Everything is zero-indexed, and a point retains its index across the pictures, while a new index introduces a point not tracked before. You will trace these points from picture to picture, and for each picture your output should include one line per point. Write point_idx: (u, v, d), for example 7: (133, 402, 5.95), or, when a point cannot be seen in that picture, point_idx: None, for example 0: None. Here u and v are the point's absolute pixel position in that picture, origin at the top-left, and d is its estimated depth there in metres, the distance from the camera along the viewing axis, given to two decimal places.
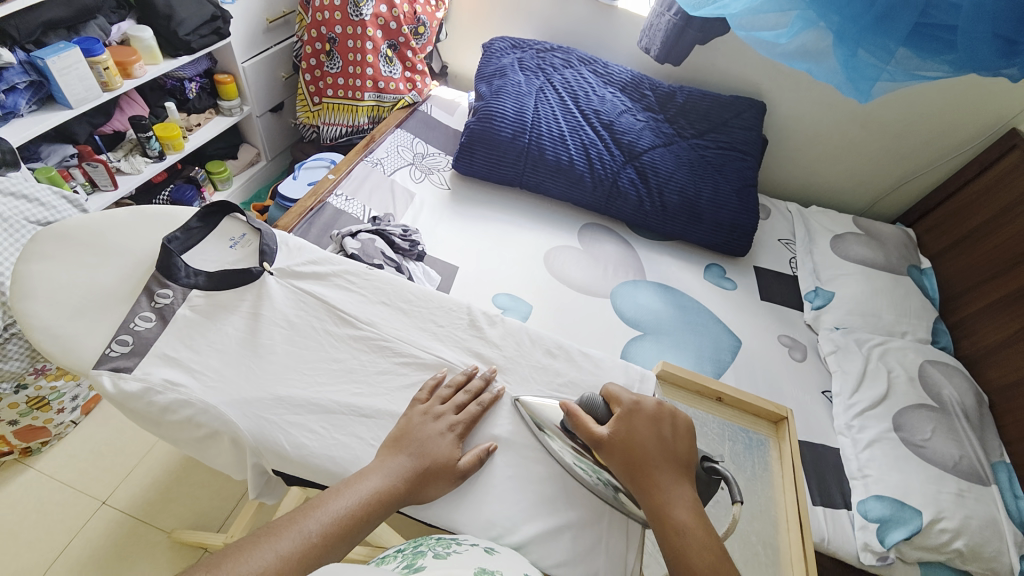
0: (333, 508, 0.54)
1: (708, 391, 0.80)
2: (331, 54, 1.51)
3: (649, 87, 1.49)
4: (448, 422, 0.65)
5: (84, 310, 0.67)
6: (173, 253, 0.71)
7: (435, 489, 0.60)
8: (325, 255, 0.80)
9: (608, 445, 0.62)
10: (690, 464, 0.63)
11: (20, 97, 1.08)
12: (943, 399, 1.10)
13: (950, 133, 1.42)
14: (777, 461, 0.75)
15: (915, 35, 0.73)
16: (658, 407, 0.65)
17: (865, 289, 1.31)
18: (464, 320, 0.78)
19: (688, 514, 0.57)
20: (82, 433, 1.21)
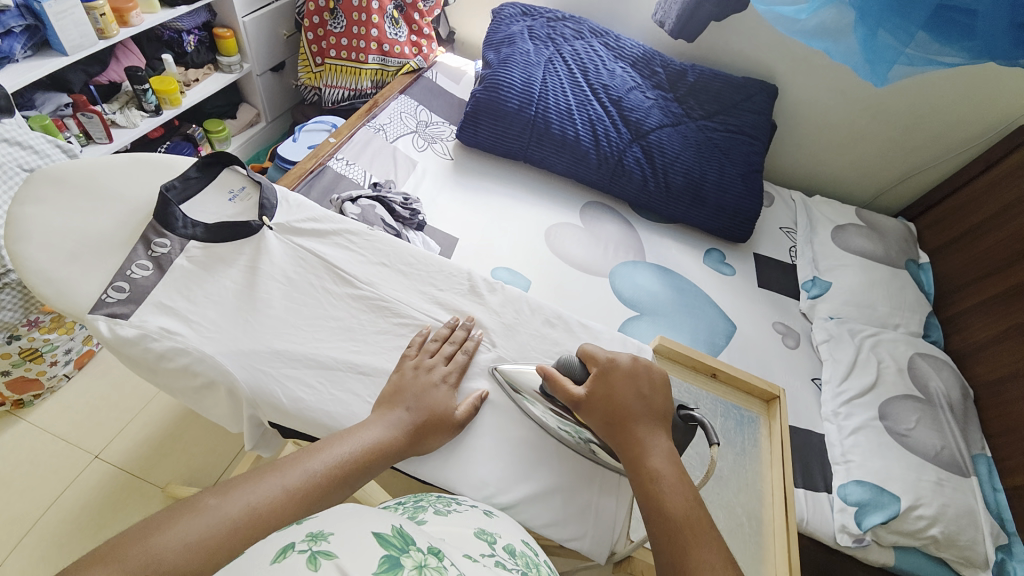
0: (337, 452, 0.56)
1: (703, 366, 0.81)
2: (335, 13, 1.46)
3: (660, 64, 1.46)
4: (442, 374, 0.66)
5: (80, 255, 0.66)
6: (171, 203, 0.70)
7: (438, 439, 0.62)
8: (326, 213, 0.79)
9: (587, 403, 0.63)
10: (668, 417, 0.63)
11: (14, 42, 1.03)
12: (929, 392, 1.12)
13: (959, 127, 1.41)
14: (766, 437, 0.76)
15: (936, 19, 0.70)
16: (633, 362, 0.66)
17: (862, 280, 1.32)
18: (464, 285, 0.78)
19: (663, 462, 0.58)
20: (76, 388, 1.22)
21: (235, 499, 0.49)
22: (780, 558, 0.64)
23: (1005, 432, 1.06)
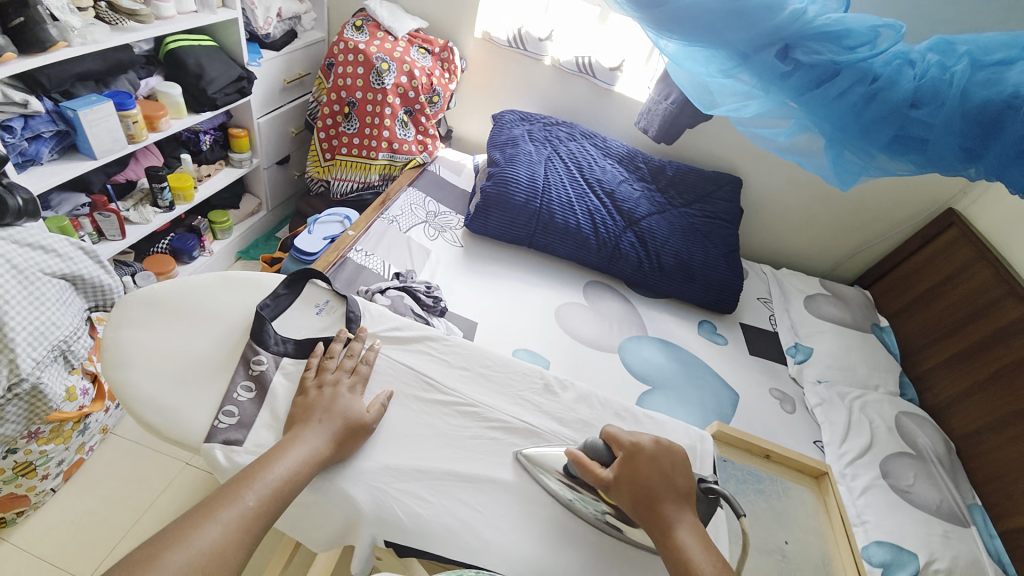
0: (269, 477, 0.57)
1: (756, 449, 0.93)
2: (349, 116, 1.59)
3: (642, 160, 1.66)
4: (347, 384, 0.70)
5: (184, 379, 0.69)
6: (266, 321, 0.74)
7: (354, 444, 0.66)
8: (408, 322, 0.83)
9: (615, 485, 0.64)
10: (691, 494, 0.65)
11: (43, 145, 1.03)
12: (919, 448, 1.22)
13: (896, 210, 1.66)
14: (823, 513, 0.88)
15: (895, 143, 0.86)
16: (656, 444, 0.67)
17: (839, 346, 1.46)
18: (540, 385, 0.81)
19: (693, 539, 0.60)
20: (60, 503, 1.11)
21: (192, 546, 0.48)
22: None
23: (988, 481, 1.16)
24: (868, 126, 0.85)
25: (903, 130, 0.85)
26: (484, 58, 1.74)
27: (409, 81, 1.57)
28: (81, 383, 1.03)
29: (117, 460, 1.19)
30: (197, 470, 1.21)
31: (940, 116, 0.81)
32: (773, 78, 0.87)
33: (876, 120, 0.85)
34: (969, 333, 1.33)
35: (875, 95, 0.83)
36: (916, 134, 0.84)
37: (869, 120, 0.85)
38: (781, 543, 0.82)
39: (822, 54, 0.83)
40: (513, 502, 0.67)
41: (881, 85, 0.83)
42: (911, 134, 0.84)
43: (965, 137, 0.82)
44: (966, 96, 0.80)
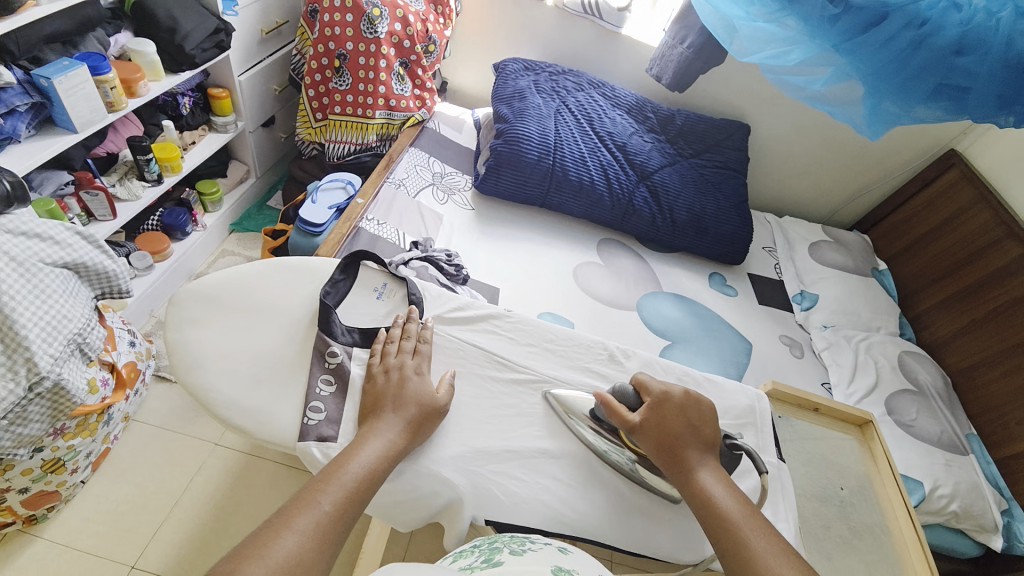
0: (343, 478, 0.55)
1: (808, 403, 0.95)
2: (340, 71, 1.46)
3: (651, 110, 1.60)
4: (412, 366, 0.70)
5: (261, 379, 0.70)
6: (331, 310, 0.75)
7: (429, 429, 0.66)
8: (470, 301, 0.84)
9: (640, 430, 0.67)
10: (715, 444, 0.68)
11: (20, 121, 0.94)
12: (920, 384, 1.31)
13: (898, 152, 1.65)
14: (871, 458, 0.92)
15: (936, 93, 0.86)
16: (684, 394, 0.69)
17: (844, 290, 1.49)
18: (605, 354, 0.83)
19: (719, 486, 0.62)
20: (94, 493, 1.10)
21: (267, 556, 0.44)
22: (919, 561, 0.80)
23: (984, 411, 1.27)
24: (912, 77, 0.85)
25: (945, 81, 0.84)
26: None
27: (404, 28, 1.45)
28: (100, 374, 1.00)
29: (143, 447, 1.18)
30: (228, 451, 1.21)
31: (984, 66, 0.81)
32: (819, 22, 0.87)
33: (920, 70, 0.84)
34: (968, 274, 1.38)
35: (921, 42, 0.82)
36: (958, 83, 0.84)
37: (912, 72, 0.85)
38: (838, 489, 0.88)
39: None
40: (587, 472, 0.70)
41: (929, 30, 0.81)
42: (954, 82, 0.84)
43: (1005, 86, 0.82)
44: (1011, 44, 0.79)
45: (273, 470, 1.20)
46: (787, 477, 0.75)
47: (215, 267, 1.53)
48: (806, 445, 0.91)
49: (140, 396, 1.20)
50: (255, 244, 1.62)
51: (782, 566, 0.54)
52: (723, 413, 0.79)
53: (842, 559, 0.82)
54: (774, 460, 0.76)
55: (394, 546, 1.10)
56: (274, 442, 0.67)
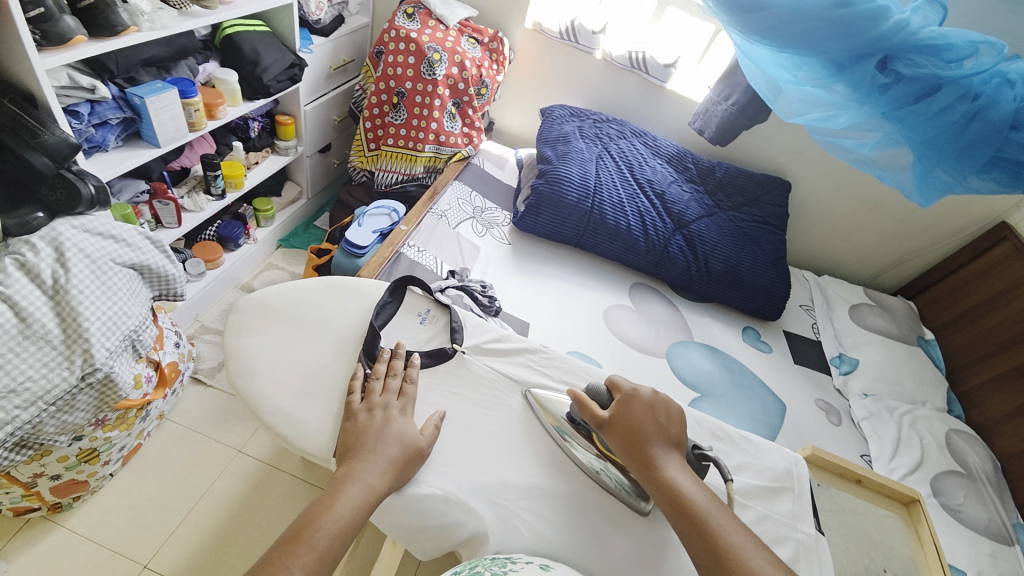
0: (315, 536, 0.52)
1: (849, 473, 0.91)
2: (398, 107, 1.57)
3: (691, 161, 1.63)
4: (396, 408, 0.68)
5: (306, 391, 0.73)
6: (377, 334, 0.77)
7: (410, 472, 0.64)
8: (508, 333, 0.86)
9: (610, 425, 0.69)
10: (681, 443, 0.69)
11: (109, 132, 1.03)
12: (969, 466, 1.22)
13: (946, 221, 1.61)
14: (917, 542, 0.86)
15: (990, 165, 0.87)
16: (653, 395, 0.72)
17: (886, 357, 1.42)
18: None
19: (685, 479, 0.64)
20: (119, 487, 1.13)
21: None
22: None
23: None
24: (966, 147, 0.85)
25: (1000, 153, 0.85)
26: (533, 50, 1.70)
27: (460, 72, 1.54)
28: (146, 370, 1.05)
29: (171, 446, 1.21)
30: (249, 460, 1.23)
31: None
32: (869, 90, 0.87)
33: (974, 141, 0.84)
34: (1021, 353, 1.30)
35: (976, 114, 0.82)
36: (1013, 157, 0.85)
37: (966, 142, 0.85)
38: (880, 571, 0.81)
39: (925, 67, 0.83)
40: (610, 518, 0.68)
41: (983, 104, 0.82)
42: (1008, 156, 0.85)
43: None
44: None
45: (289, 484, 1.21)
46: (825, 550, 0.71)
47: (260, 278, 1.61)
48: (846, 519, 0.86)
49: (176, 395, 1.25)
50: (299, 260, 1.70)
51: (760, 560, 0.56)
52: (758, 474, 0.76)
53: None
54: (811, 530, 0.72)
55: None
56: (307, 453, 0.68)
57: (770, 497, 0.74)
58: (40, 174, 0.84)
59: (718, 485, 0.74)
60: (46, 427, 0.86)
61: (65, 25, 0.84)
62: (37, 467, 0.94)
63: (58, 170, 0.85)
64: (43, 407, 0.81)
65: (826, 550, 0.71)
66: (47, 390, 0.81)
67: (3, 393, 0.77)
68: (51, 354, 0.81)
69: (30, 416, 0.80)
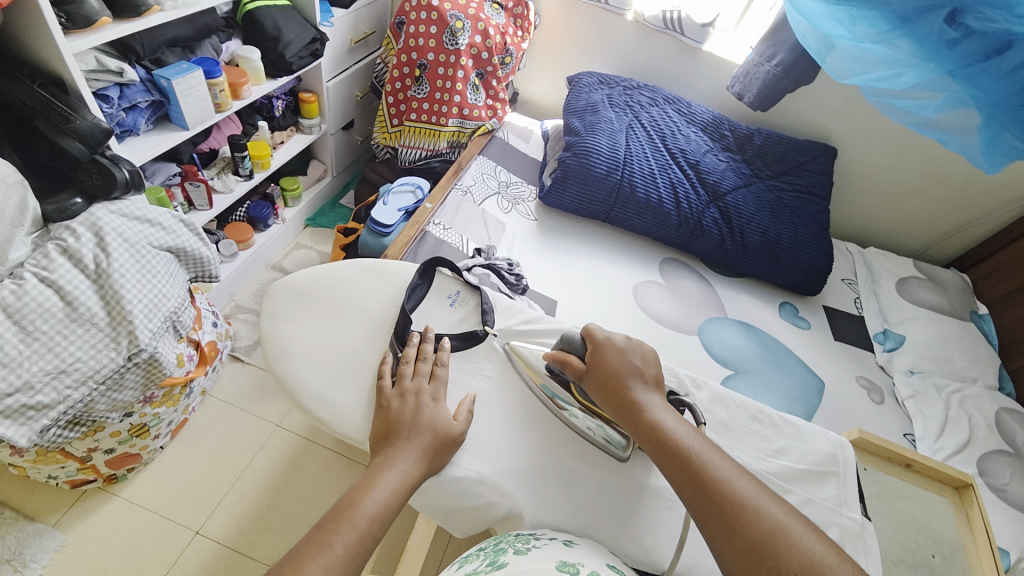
0: (356, 517, 0.53)
1: (899, 458, 0.88)
2: (420, 80, 1.53)
3: (728, 128, 1.54)
4: (429, 394, 0.68)
5: (341, 374, 0.74)
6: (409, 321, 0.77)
7: (445, 459, 0.64)
8: (539, 315, 0.84)
9: (587, 375, 0.69)
10: (660, 383, 0.68)
11: (139, 116, 1.04)
12: (1019, 447, 1.15)
13: (1013, 185, 1.47)
14: (967, 526, 0.83)
15: None
16: (625, 339, 0.70)
17: (935, 333, 1.34)
18: (673, 382, 0.79)
19: (666, 417, 0.62)
20: (168, 459, 1.19)
21: None
22: None
23: None
24: None
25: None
26: (559, 13, 1.62)
27: (483, 40, 1.48)
28: (187, 350, 1.09)
29: (213, 421, 1.27)
30: (287, 434, 1.28)
31: None
32: (936, 46, 0.79)
33: None
34: None
35: None
36: None
37: None
38: (930, 557, 0.79)
39: (997, 23, 0.72)
40: (642, 500, 0.67)
41: None
42: None
43: None
44: None
45: (326, 458, 1.25)
46: (872, 536, 0.68)
47: (290, 258, 1.64)
48: (893, 505, 0.83)
49: (216, 372, 1.30)
50: (326, 240, 1.72)
51: (750, 491, 0.55)
52: (801, 458, 0.74)
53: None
54: (857, 516, 0.69)
55: (435, 549, 1.11)
56: (345, 434, 0.70)
57: (813, 481, 0.72)
58: (75, 159, 0.86)
59: (759, 472, 0.72)
60: (98, 405, 0.90)
61: (90, 7, 0.83)
62: (92, 442, 1.00)
63: (92, 154, 0.86)
64: (92, 386, 0.85)
65: (873, 537, 0.68)
66: (96, 370, 0.84)
67: (55, 373, 0.80)
68: (97, 336, 0.84)
69: (81, 395, 0.84)
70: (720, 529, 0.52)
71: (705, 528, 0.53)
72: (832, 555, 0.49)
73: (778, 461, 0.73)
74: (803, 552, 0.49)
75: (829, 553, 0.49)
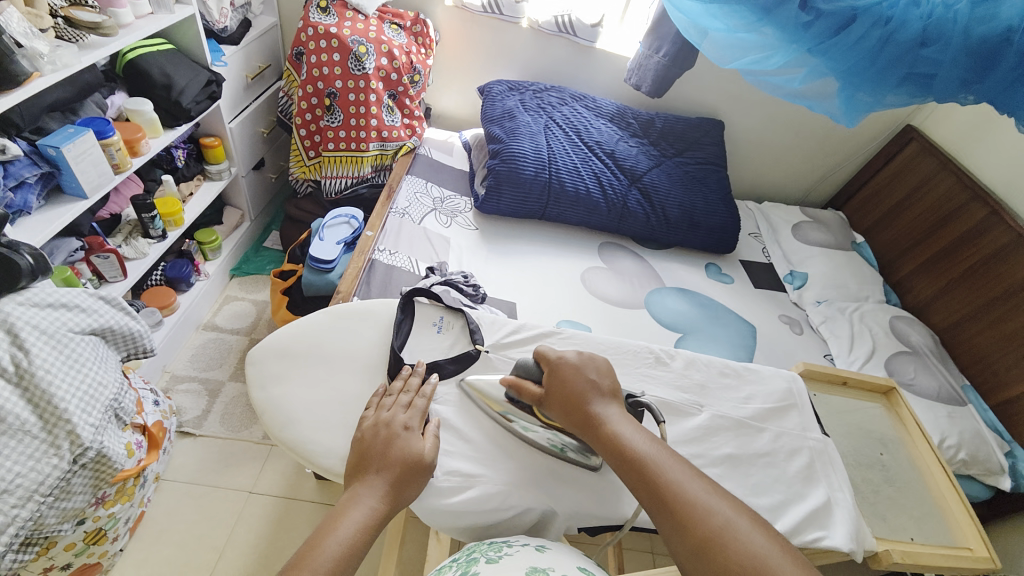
0: (317, 561, 0.51)
1: (836, 378, 1.03)
2: (331, 108, 1.49)
3: (632, 116, 1.68)
4: (403, 420, 0.66)
5: (341, 423, 0.72)
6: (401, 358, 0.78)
7: (414, 488, 0.61)
8: (521, 323, 0.88)
9: (547, 399, 0.70)
10: (618, 393, 0.70)
11: (29, 193, 0.92)
12: (914, 344, 1.39)
13: (863, 132, 1.76)
14: (899, 420, 1.00)
15: (906, 82, 0.96)
16: (579, 356, 0.72)
17: (831, 266, 1.57)
18: (650, 357, 0.87)
19: (624, 427, 0.65)
20: (133, 560, 1.07)
21: None
22: (960, 513, 0.89)
23: (973, 363, 1.36)
24: (881, 70, 0.95)
25: (913, 70, 0.94)
26: (457, 27, 1.66)
27: (390, 62, 1.48)
28: (134, 437, 0.99)
29: (177, 506, 1.16)
30: (265, 497, 1.20)
31: (947, 54, 0.90)
32: (794, 29, 0.95)
33: (890, 62, 0.94)
34: (948, 233, 1.47)
35: (888, 38, 0.92)
36: (924, 72, 0.94)
37: (882, 65, 0.95)
38: (878, 455, 0.94)
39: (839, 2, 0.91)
40: None
41: (893, 28, 0.91)
42: (919, 72, 0.94)
43: (966, 73, 0.92)
44: (967, 33, 0.88)
45: (312, 512, 1.20)
46: (834, 449, 0.81)
47: (223, 314, 1.53)
48: (842, 418, 0.98)
49: (167, 453, 1.19)
50: (260, 288, 1.62)
51: (700, 492, 0.58)
52: (766, 396, 0.86)
53: (896, 518, 0.87)
54: (819, 436, 0.82)
55: None
56: None
57: (779, 415, 0.84)
58: None
59: (738, 418, 0.82)
60: (46, 520, 0.80)
61: None
62: (45, 561, 0.89)
63: None
64: (41, 499, 0.75)
65: (833, 450, 0.82)
66: (40, 482, 0.74)
67: None
68: (34, 444, 0.75)
69: (31, 512, 0.74)
70: (676, 534, 0.56)
71: (665, 533, 0.57)
72: (774, 548, 0.53)
73: (749, 405, 0.84)
74: (749, 543, 0.53)
75: (770, 546, 0.53)
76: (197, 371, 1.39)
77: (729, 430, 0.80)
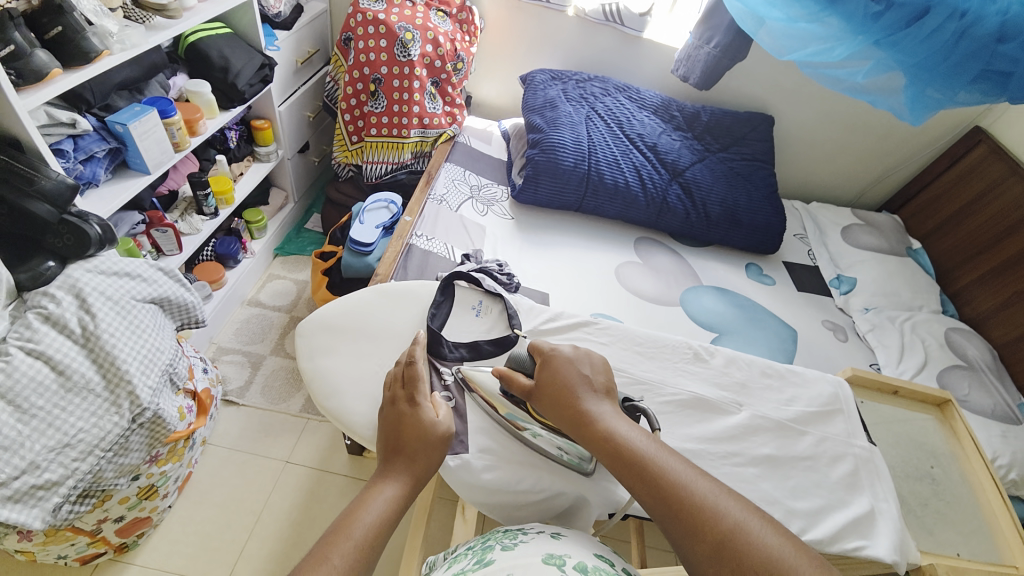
0: (354, 530, 0.53)
1: (886, 387, 0.98)
2: (376, 94, 1.52)
3: (677, 109, 1.63)
4: (404, 396, 0.66)
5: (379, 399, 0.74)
6: (438, 336, 0.80)
7: (437, 460, 0.63)
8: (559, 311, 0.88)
9: (537, 393, 0.67)
10: (611, 391, 0.67)
11: (98, 166, 0.99)
12: (970, 359, 1.31)
13: (928, 131, 1.65)
14: (953, 436, 0.95)
15: (979, 79, 0.90)
16: (573, 349, 0.70)
17: (882, 272, 1.49)
18: (689, 354, 0.86)
19: (617, 422, 0.62)
20: (178, 516, 1.15)
21: None
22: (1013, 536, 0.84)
23: None
24: (954, 68, 0.89)
25: (988, 67, 0.88)
26: (503, 15, 1.65)
27: (435, 49, 1.49)
28: (185, 401, 1.05)
29: (220, 468, 1.23)
30: (299, 468, 1.25)
31: None
32: (862, 19, 0.90)
33: (964, 59, 0.87)
34: (1018, 240, 1.36)
35: (965, 32, 0.85)
36: (1000, 69, 0.87)
37: (955, 61, 0.88)
38: (928, 469, 0.90)
39: None
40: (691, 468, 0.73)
41: (971, 21, 0.84)
42: (996, 70, 0.88)
43: None
44: None
45: (342, 485, 1.24)
46: (881, 459, 0.78)
47: (266, 291, 1.59)
48: (889, 428, 0.93)
49: (213, 419, 1.26)
50: (301, 267, 1.68)
51: (707, 489, 0.55)
52: (810, 401, 0.82)
53: (942, 533, 0.83)
54: (865, 444, 0.79)
55: None
56: None
57: (823, 420, 0.81)
58: (43, 222, 0.82)
59: (778, 420, 0.79)
60: (105, 473, 0.86)
61: (39, 61, 0.79)
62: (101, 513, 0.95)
63: (61, 215, 0.83)
64: (100, 454, 0.81)
65: (880, 460, 0.78)
66: (101, 437, 0.80)
67: (60, 447, 0.77)
68: (97, 402, 0.80)
69: (90, 466, 0.79)
70: (683, 534, 0.53)
71: (668, 531, 0.54)
72: (789, 548, 0.50)
73: (793, 409, 0.81)
74: (757, 543, 0.50)
75: (792, 546, 0.50)
76: (241, 343, 1.46)
77: (771, 431, 0.78)
